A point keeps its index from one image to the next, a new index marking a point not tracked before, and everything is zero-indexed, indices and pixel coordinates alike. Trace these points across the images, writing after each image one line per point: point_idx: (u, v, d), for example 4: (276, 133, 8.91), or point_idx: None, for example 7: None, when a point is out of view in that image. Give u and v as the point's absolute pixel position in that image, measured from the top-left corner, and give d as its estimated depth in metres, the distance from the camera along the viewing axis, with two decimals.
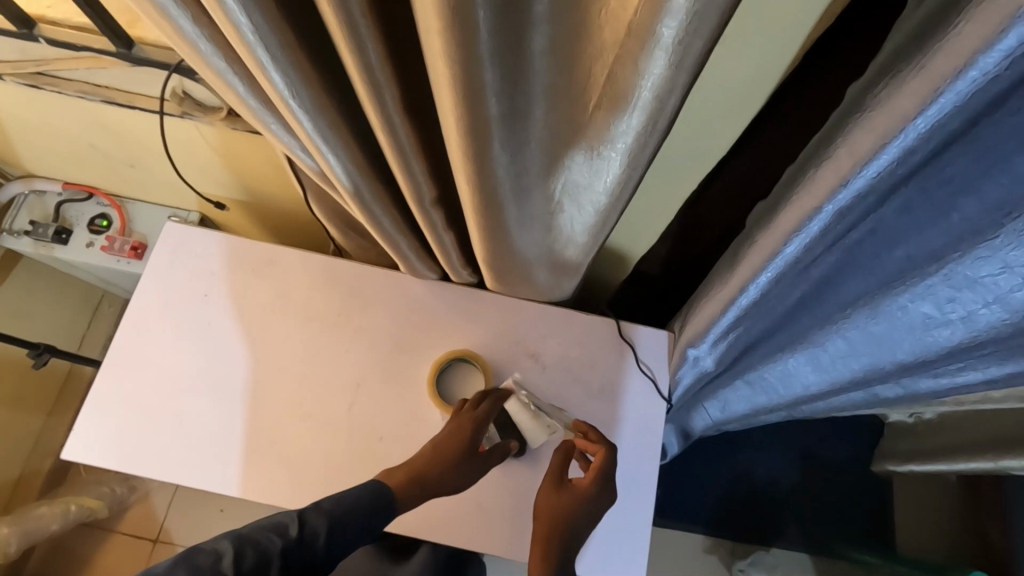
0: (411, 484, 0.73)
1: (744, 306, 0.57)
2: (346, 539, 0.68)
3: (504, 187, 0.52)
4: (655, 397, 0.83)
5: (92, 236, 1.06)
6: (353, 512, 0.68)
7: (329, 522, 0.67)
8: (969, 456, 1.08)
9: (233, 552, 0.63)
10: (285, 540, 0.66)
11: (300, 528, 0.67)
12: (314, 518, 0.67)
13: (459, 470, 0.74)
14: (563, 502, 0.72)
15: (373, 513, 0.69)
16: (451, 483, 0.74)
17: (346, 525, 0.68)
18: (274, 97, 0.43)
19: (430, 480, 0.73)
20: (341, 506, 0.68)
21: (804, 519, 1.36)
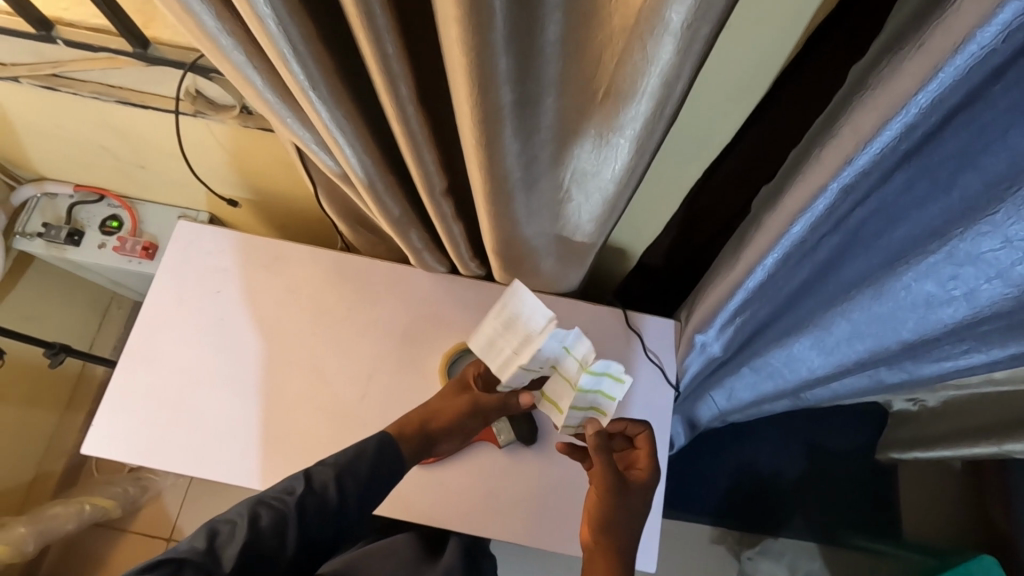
0: (411, 427, 0.76)
1: (751, 289, 0.58)
2: (357, 488, 0.70)
3: (514, 176, 0.54)
4: (663, 384, 0.84)
5: (103, 238, 1.07)
6: (357, 460, 0.70)
7: (335, 474, 0.69)
8: (973, 441, 1.09)
9: (247, 515, 0.65)
10: (297, 496, 0.68)
11: (308, 483, 0.69)
12: (320, 472, 0.70)
13: (449, 404, 0.79)
14: (625, 503, 0.71)
15: (379, 462, 0.71)
16: (445, 419, 0.77)
17: (353, 472, 0.70)
18: (293, 88, 0.44)
19: (425, 417, 0.77)
20: (345, 457, 0.71)
21: (811, 507, 1.36)
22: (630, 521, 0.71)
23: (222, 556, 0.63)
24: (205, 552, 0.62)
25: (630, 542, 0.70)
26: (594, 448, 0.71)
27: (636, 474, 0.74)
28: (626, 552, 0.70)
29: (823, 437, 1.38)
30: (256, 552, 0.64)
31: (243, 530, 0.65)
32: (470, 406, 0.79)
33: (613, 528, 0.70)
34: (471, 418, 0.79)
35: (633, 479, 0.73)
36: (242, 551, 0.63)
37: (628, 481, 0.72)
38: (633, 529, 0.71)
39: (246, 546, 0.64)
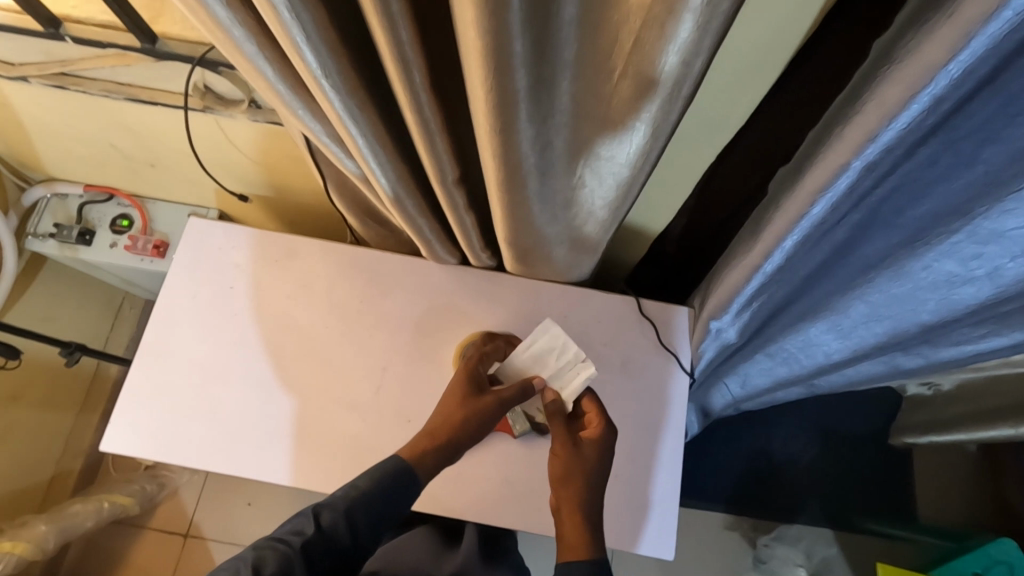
0: (427, 444, 0.74)
1: (768, 273, 0.57)
2: (369, 520, 0.68)
3: (527, 161, 0.53)
4: (677, 372, 0.84)
5: (115, 237, 1.08)
6: (370, 491, 0.69)
7: (344, 509, 0.67)
8: (989, 424, 1.08)
9: (253, 559, 0.63)
10: (305, 536, 0.66)
11: (317, 522, 0.67)
12: (329, 512, 0.67)
13: (471, 406, 0.77)
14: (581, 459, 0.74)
15: (393, 488, 0.70)
16: (472, 425, 0.76)
17: (363, 509, 0.68)
18: (306, 77, 0.44)
19: (449, 430, 0.75)
20: (356, 489, 0.69)
21: (827, 494, 1.36)
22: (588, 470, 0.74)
23: None
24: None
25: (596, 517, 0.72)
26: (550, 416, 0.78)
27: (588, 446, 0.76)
28: (590, 514, 0.72)
29: (835, 423, 1.38)
30: None
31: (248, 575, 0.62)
32: (497, 403, 0.77)
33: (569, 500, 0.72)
34: (495, 414, 0.77)
35: (586, 450, 0.76)
36: None
37: (582, 440, 0.76)
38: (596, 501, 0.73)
39: None
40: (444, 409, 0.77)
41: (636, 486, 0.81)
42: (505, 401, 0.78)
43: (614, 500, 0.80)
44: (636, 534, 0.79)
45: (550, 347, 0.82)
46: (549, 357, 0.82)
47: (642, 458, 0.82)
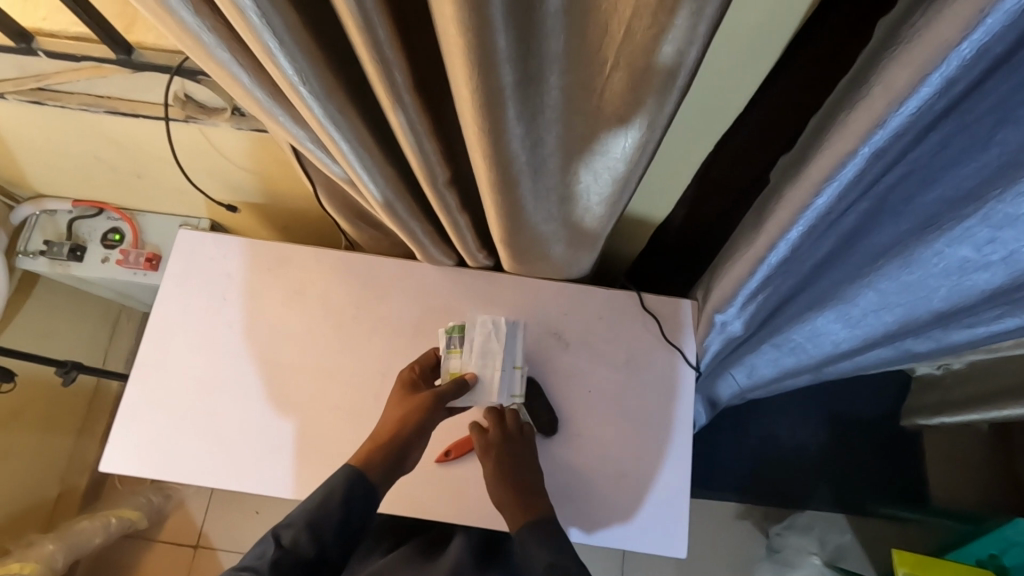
0: (371, 448, 0.74)
1: (772, 265, 0.55)
2: (333, 531, 0.67)
3: (519, 160, 0.51)
4: (683, 366, 0.83)
5: (106, 251, 1.07)
6: (328, 501, 0.68)
7: (303, 524, 0.67)
8: (1002, 403, 1.06)
9: None
10: (269, 558, 0.65)
11: (279, 543, 0.66)
12: (286, 530, 0.67)
13: (409, 409, 0.76)
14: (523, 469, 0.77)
15: (350, 497, 0.69)
16: (412, 427, 0.74)
17: (324, 521, 0.67)
18: (282, 84, 0.42)
19: (390, 431, 0.74)
20: (313, 503, 0.68)
21: (838, 478, 1.34)
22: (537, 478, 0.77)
23: None
24: None
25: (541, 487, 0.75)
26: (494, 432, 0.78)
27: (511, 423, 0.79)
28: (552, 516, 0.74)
29: (843, 408, 1.36)
30: None
31: None
32: (429, 399, 0.75)
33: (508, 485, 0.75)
34: (435, 412, 0.76)
35: (510, 427, 0.79)
36: None
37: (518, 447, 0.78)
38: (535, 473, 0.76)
39: None
40: (386, 416, 0.77)
41: (642, 483, 0.79)
42: (444, 397, 0.76)
43: (621, 499, 0.79)
44: (651, 533, 0.78)
45: (484, 335, 0.80)
46: (489, 343, 0.80)
47: (648, 454, 0.80)
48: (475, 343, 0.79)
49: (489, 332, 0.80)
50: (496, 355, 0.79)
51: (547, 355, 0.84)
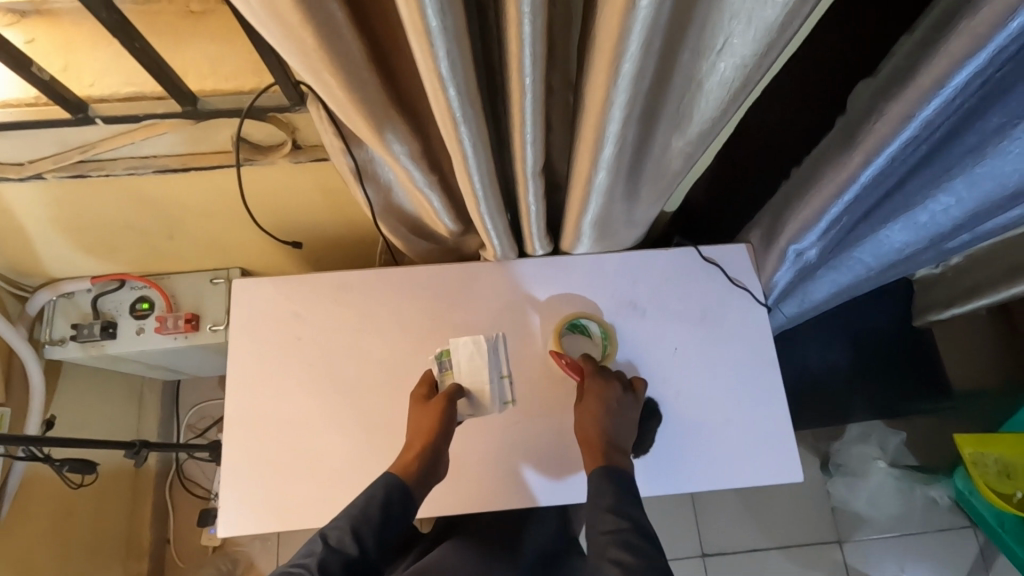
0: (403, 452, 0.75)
1: (863, 183, 0.60)
2: (374, 537, 0.69)
3: (630, 130, 0.52)
4: (754, 305, 0.87)
5: (139, 322, 1.02)
6: (368, 508, 0.70)
7: (349, 526, 0.68)
8: (1012, 280, 1.14)
9: None
10: (316, 557, 0.66)
11: (325, 542, 0.67)
12: (335, 529, 0.68)
13: (431, 413, 0.76)
14: (599, 395, 0.78)
15: (389, 505, 0.70)
16: (434, 434, 0.74)
17: (366, 522, 0.69)
18: (431, 90, 0.42)
19: (421, 438, 0.74)
20: (356, 509, 0.70)
21: (876, 388, 1.41)
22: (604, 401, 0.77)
23: None
24: None
25: (600, 410, 0.77)
26: (586, 374, 0.80)
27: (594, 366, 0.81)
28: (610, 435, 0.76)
29: (864, 327, 1.40)
30: None
31: None
32: (445, 402, 0.76)
33: (582, 424, 0.77)
34: (453, 415, 0.77)
35: (594, 368, 0.81)
36: None
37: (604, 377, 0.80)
38: (605, 394, 0.78)
39: None
40: (411, 426, 0.77)
41: (747, 425, 0.83)
42: (451, 405, 0.76)
43: (733, 443, 0.83)
44: (766, 469, 0.82)
45: (471, 351, 0.81)
46: (476, 357, 0.80)
47: (746, 395, 0.84)
48: (463, 363, 0.80)
49: (473, 347, 0.81)
50: (481, 370, 0.80)
51: (628, 325, 0.87)
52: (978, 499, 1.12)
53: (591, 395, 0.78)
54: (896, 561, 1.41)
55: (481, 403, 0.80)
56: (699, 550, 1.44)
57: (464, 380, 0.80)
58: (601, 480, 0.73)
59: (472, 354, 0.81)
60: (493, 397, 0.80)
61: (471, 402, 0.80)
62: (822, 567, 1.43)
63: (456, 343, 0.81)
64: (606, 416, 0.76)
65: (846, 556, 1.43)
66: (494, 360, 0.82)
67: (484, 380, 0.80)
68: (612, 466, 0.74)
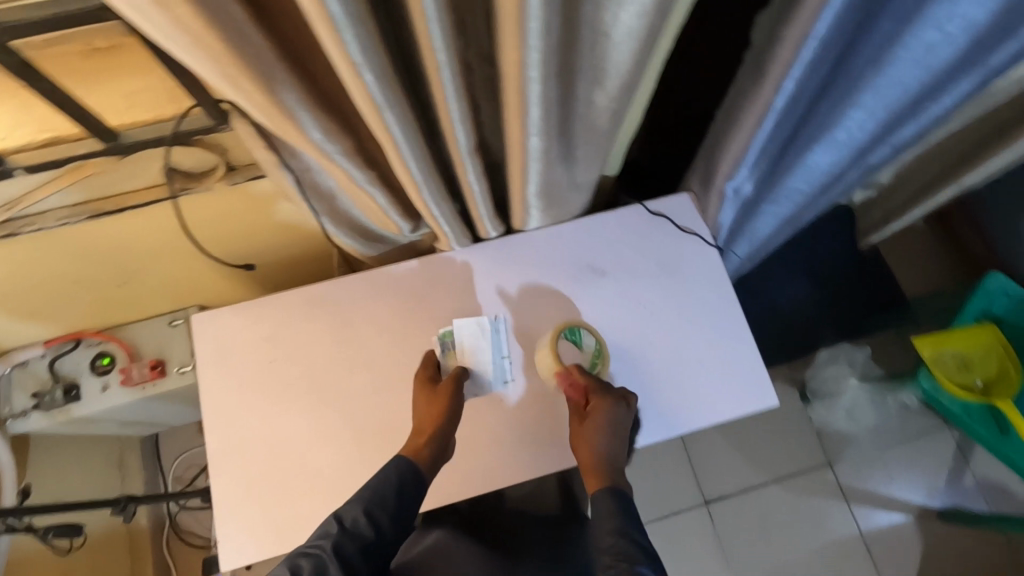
0: (412, 436, 0.77)
1: (779, 110, 0.63)
2: (388, 517, 0.69)
3: (551, 92, 0.54)
4: (706, 248, 0.91)
5: (102, 378, 0.99)
6: (381, 490, 0.70)
7: (363, 506, 0.69)
8: (932, 193, 1.26)
9: (290, 568, 0.62)
10: (332, 539, 0.66)
11: (341, 523, 0.67)
12: (349, 510, 0.68)
13: (442, 397, 0.79)
14: (602, 419, 0.77)
15: (401, 485, 0.71)
16: (443, 412, 0.77)
17: (380, 503, 0.69)
18: (347, 78, 0.43)
19: (432, 419, 0.77)
20: (369, 490, 0.70)
21: (840, 317, 1.44)
22: (607, 426, 0.76)
23: None
24: None
25: (599, 434, 0.76)
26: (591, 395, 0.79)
27: (601, 387, 0.80)
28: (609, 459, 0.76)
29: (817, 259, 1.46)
30: None
31: None
32: (455, 386, 0.79)
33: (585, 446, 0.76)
34: (459, 398, 0.80)
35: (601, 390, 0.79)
36: None
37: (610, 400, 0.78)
38: (608, 418, 0.77)
39: None
40: (418, 411, 0.79)
41: (719, 362, 0.86)
42: (458, 384, 0.81)
43: (710, 382, 0.86)
44: (744, 399, 0.85)
45: (473, 332, 0.86)
46: (478, 337, 0.85)
47: (716, 335, 0.87)
48: (466, 344, 0.85)
49: (475, 328, 0.86)
50: (484, 351, 0.85)
51: (592, 288, 0.89)
52: (944, 396, 1.17)
53: (594, 418, 0.77)
54: (885, 471, 1.49)
55: (483, 382, 0.85)
56: (701, 498, 1.49)
57: (468, 361, 0.85)
58: (606, 501, 0.72)
59: (474, 335, 0.86)
60: (493, 375, 0.85)
61: (474, 381, 0.84)
62: (818, 490, 1.49)
63: (461, 324, 0.86)
64: (609, 441, 0.76)
65: (837, 475, 1.50)
66: (496, 342, 0.86)
67: (487, 360, 0.85)
68: (614, 488, 0.73)
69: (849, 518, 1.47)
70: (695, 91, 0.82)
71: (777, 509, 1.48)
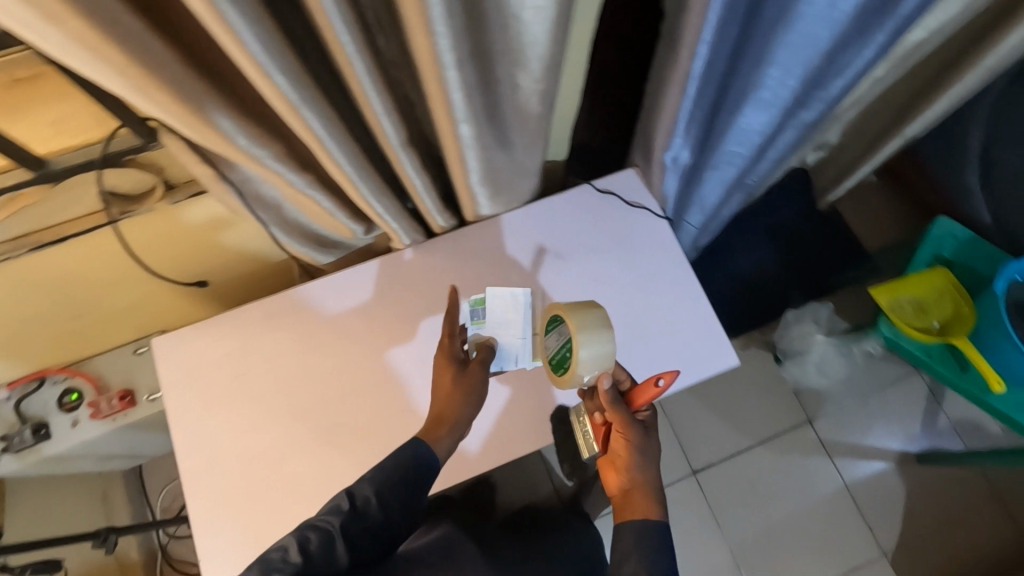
0: (433, 423, 0.75)
1: (699, 77, 0.65)
2: (399, 498, 0.70)
3: (471, 77, 0.56)
4: (655, 220, 0.93)
5: (71, 415, 0.98)
6: (395, 472, 0.70)
7: (377, 486, 0.69)
8: (882, 144, 1.28)
9: (297, 539, 0.63)
10: (342, 515, 0.66)
11: (351, 501, 0.68)
12: (362, 489, 0.69)
13: (469, 377, 0.79)
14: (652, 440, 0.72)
15: (415, 467, 0.71)
16: (467, 397, 0.77)
17: (394, 484, 0.70)
18: (257, 78, 0.44)
19: (448, 399, 0.77)
20: (384, 468, 0.71)
21: (802, 277, 1.51)
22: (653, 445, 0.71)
23: None
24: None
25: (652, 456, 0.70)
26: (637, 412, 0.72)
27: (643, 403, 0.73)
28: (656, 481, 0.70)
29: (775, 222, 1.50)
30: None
31: (296, 556, 0.62)
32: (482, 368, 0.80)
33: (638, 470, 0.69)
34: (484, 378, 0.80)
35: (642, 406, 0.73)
36: None
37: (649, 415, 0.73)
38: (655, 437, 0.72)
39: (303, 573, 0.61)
40: (440, 386, 0.79)
41: (678, 328, 0.88)
42: (484, 367, 0.81)
43: (672, 350, 0.88)
44: (706, 361, 0.87)
45: (505, 304, 0.87)
46: (507, 310, 0.87)
47: (673, 303, 0.89)
48: (496, 315, 0.87)
49: (505, 302, 0.87)
50: (512, 327, 0.87)
51: (548, 270, 0.90)
52: (905, 341, 1.20)
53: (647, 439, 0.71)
54: (865, 422, 1.53)
55: (509, 358, 0.86)
56: (689, 468, 1.51)
57: (497, 334, 0.86)
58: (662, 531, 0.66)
59: (506, 308, 0.87)
60: (519, 354, 0.86)
61: (500, 355, 0.86)
62: (800, 448, 1.52)
63: (496, 293, 0.88)
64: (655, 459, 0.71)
65: (817, 431, 1.53)
66: (524, 319, 0.87)
67: (513, 338, 0.86)
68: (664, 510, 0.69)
69: (833, 471, 1.51)
70: (626, 67, 0.84)
71: (763, 471, 1.51)
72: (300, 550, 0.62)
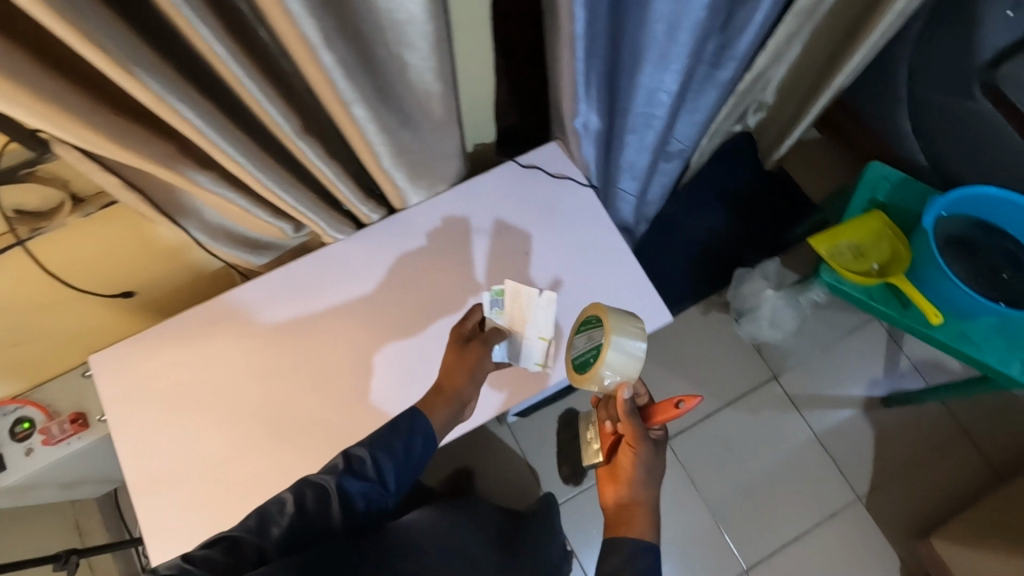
0: (433, 394, 0.79)
1: (582, 37, 0.66)
2: (393, 461, 0.73)
3: (347, 57, 0.57)
4: (580, 188, 0.94)
5: (24, 443, 0.97)
6: (393, 436, 0.74)
7: (374, 447, 0.73)
8: (813, 99, 1.30)
9: (295, 495, 0.68)
10: (339, 472, 0.71)
11: (349, 460, 0.72)
12: (361, 451, 0.73)
13: (473, 355, 0.80)
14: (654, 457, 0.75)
15: (411, 432, 0.75)
16: (471, 374, 0.79)
17: (391, 447, 0.73)
18: (110, 69, 0.45)
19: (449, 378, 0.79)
20: (382, 432, 0.74)
21: (753, 240, 1.56)
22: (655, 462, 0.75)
23: (269, 533, 0.65)
24: (256, 531, 0.65)
25: (652, 473, 0.74)
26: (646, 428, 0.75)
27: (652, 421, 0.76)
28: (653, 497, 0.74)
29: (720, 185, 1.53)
30: (304, 532, 0.67)
31: (292, 510, 0.67)
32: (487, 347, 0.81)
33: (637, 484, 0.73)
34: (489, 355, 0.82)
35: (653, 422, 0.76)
36: (292, 530, 0.66)
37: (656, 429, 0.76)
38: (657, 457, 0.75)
39: (297, 526, 0.66)
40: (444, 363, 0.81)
41: (610, 290, 0.89)
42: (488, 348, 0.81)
43: None
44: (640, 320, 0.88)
45: (521, 299, 0.86)
46: (519, 301, 0.86)
47: (603, 267, 0.90)
48: (512, 309, 0.86)
49: (521, 295, 0.86)
50: (527, 320, 0.85)
51: (480, 247, 0.91)
52: (847, 286, 1.19)
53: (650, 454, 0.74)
54: (829, 372, 1.56)
55: (517, 351, 0.85)
56: None
57: (514, 324, 0.86)
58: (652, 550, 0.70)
59: (522, 304, 0.86)
60: (528, 351, 0.85)
61: (511, 347, 0.85)
62: (769, 404, 1.55)
63: (517, 288, 0.86)
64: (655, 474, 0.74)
65: (784, 386, 1.56)
66: (539, 318, 0.85)
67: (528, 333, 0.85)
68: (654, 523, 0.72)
69: (802, 423, 1.53)
70: (529, 40, 0.85)
71: (735, 430, 1.53)
72: (296, 506, 0.67)
